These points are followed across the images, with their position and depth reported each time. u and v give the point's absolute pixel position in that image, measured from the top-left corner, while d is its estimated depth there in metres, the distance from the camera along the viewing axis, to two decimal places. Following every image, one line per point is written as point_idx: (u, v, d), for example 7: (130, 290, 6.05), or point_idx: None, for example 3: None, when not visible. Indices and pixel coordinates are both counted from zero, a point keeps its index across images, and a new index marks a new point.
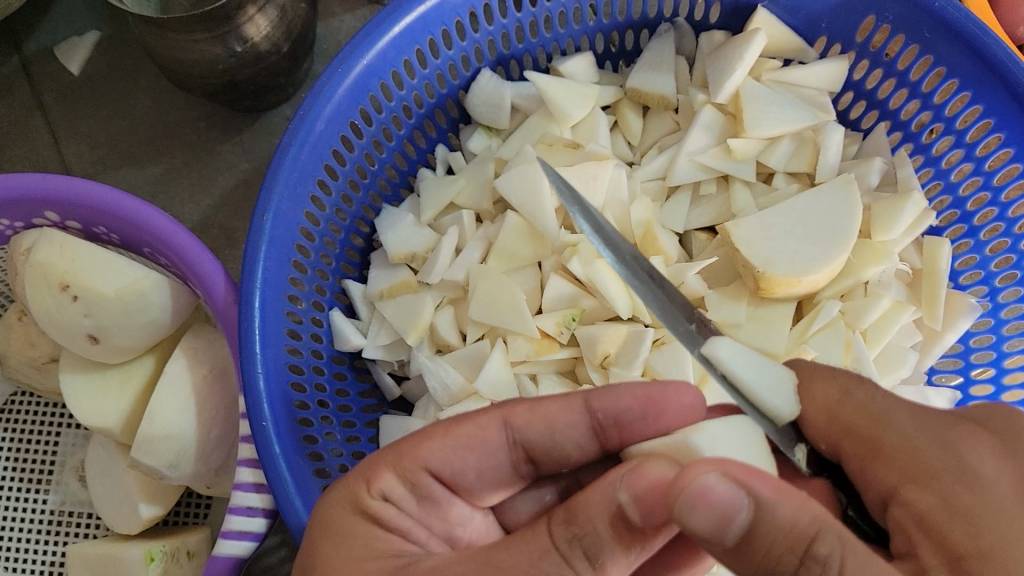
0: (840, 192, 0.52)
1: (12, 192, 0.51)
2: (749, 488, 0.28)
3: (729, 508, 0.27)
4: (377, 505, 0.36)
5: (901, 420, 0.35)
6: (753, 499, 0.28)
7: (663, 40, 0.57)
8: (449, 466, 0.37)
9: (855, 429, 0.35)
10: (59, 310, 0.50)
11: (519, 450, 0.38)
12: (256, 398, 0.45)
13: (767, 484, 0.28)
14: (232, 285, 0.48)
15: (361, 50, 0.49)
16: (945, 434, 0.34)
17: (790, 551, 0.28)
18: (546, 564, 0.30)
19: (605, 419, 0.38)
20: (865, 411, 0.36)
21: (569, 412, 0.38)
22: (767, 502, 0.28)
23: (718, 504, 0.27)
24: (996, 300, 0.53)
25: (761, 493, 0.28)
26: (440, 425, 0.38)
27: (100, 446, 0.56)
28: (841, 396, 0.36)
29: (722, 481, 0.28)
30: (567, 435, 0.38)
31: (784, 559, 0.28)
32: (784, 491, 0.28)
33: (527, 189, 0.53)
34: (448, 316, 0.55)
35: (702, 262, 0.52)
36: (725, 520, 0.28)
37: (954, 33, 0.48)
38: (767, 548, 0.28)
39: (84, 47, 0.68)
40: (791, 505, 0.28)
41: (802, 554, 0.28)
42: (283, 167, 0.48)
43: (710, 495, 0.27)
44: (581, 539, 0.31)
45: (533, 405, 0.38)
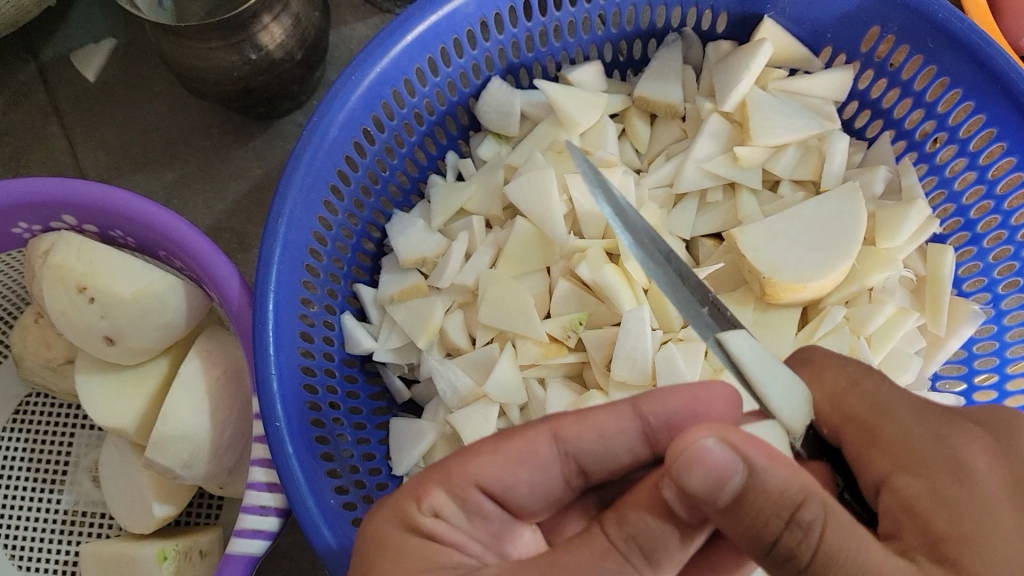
0: (846, 199, 0.53)
1: (31, 197, 0.52)
2: (744, 454, 0.29)
3: (728, 472, 0.29)
4: (428, 522, 0.36)
5: (902, 412, 0.37)
6: (751, 466, 0.30)
7: (671, 50, 0.58)
8: (499, 482, 0.37)
9: (856, 416, 0.37)
10: (76, 312, 0.51)
11: (571, 462, 0.38)
12: (271, 399, 0.46)
13: (763, 452, 0.30)
14: (247, 288, 0.49)
15: (375, 57, 0.50)
16: (941, 428, 0.36)
17: (777, 516, 0.30)
18: (609, 564, 0.31)
19: (657, 422, 0.38)
20: (869, 401, 0.37)
21: (619, 419, 0.38)
22: (760, 469, 0.30)
23: (714, 466, 0.29)
24: (999, 306, 0.53)
25: (755, 459, 0.30)
26: (491, 441, 0.38)
27: (114, 446, 0.57)
28: (849, 385, 0.38)
29: (721, 445, 0.29)
30: (619, 443, 0.38)
31: (772, 522, 0.30)
32: (774, 459, 0.30)
33: (537, 194, 0.54)
34: (458, 320, 0.56)
35: (708, 268, 0.53)
36: (723, 483, 0.29)
37: (958, 44, 0.49)
38: (758, 509, 0.30)
39: (100, 54, 0.69)
40: (782, 473, 0.30)
41: (789, 518, 0.30)
42: (297, 171, 0.49)
43: (707, 457, 0.29)
44: (637, 537, 0.31)
45: (580, 414, 0.38)
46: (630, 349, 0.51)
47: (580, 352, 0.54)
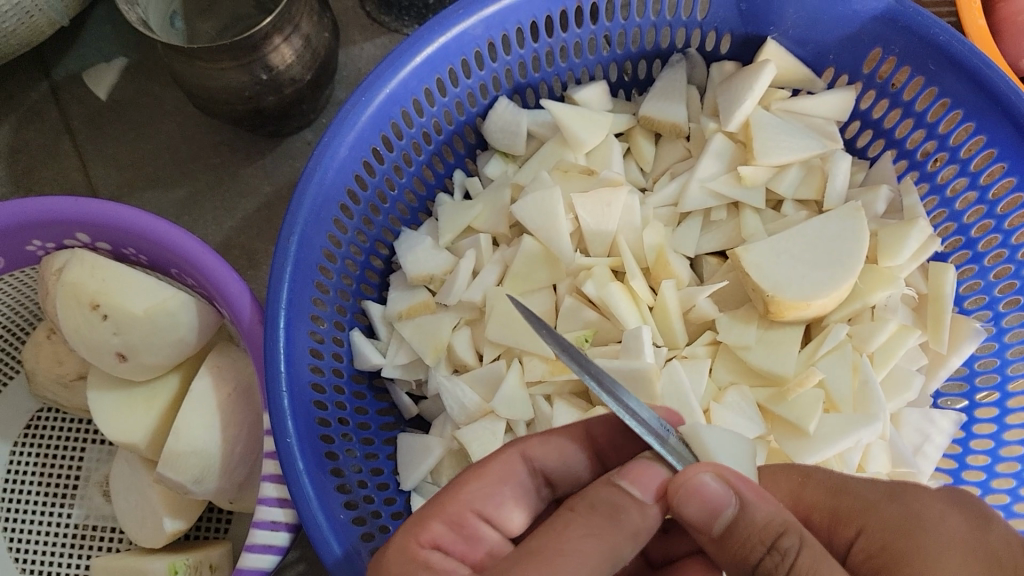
0: (848, 220, 0.53)
1: (45, 215, 0.52)
2: (736, 489, 0.33)
3: (720, 503, 0.32)
4: (429, 553, 0.36)
5: (856, 486, 0.38)
6: (741, 499, 0.33)
7: (675, 70, 0.59)
8: (489, 503, 0.39)
9: (819, 504, 0.38)
10: (89, 329, 0.52)
11: (539, 476, 0.41)
12: (281, 415, 0.47)
13: (749, 490, 0.33)
14: (258, 306, 0.50)
15: (385, 78, 0.51)
16: (895, 490, 0.37)
17: (761, 542, 0.32)
18: (571, 530, 0.32)
19: (602, 443, 0.42)
20: (826, 486, 0.38)
21: (572, 442, 0.42)
22: (749, 502, 0.33)
23: (709, 497, 0.32)
24: (1000, 324, 0.54)
25: (744, 494, 0.33)
26: (468, 471, 0.39)
27: (125, 461, 0.57)
28: (803, 479, 0.39)
29: (716, 479, 0.33)
30: (575, 462, 0.42)
31: (756, 547, 0.32)
32: (763, 499, 0.33)
33: (544, 213, 0.55)
34: (465, 337, 0.57)
35: (712, 286, 0.53)
36: (712, 511, 0.32)
37: (959, 66, 0.50)
38: (745, 537, 0.33)
39: (112, 73, 0.70)
40: (768, 508, 0.33)
41: (771, 545, 0.32)
42: (308, 191, 0.50)
43: (703, 489, 0.32)
44: (599, 507, 0.33)
45: (543, 437, 0.41)
46: (633, 365, 0.50)
47: None
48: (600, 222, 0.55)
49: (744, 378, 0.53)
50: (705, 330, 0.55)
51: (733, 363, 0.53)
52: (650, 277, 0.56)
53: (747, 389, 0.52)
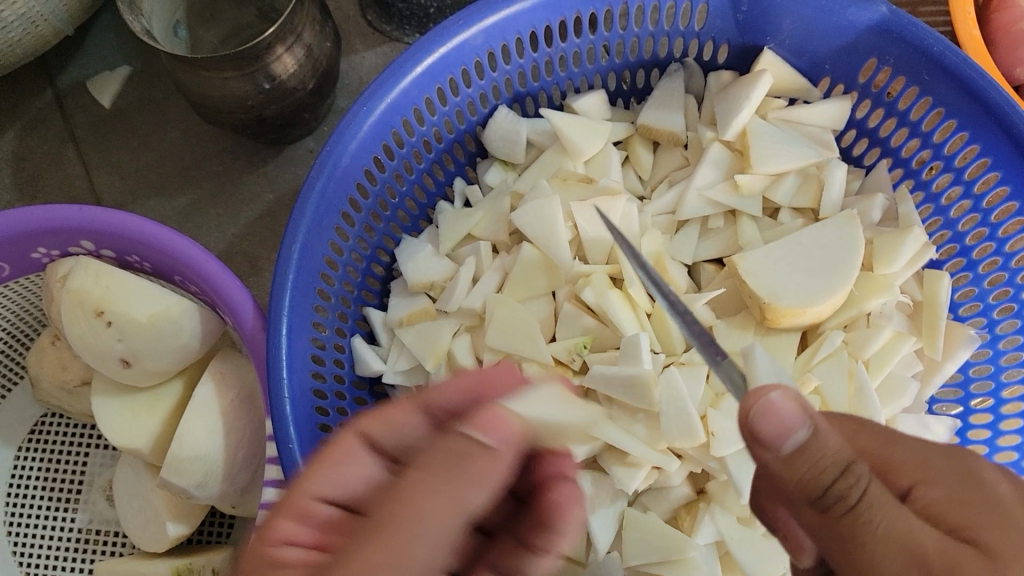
0: (843, 227, 0.54)
1: (50, 223, 0.53)
2: (810, 412, 0.31)
3: (795, 422, 0.31)
4: (282, 549, 0.32)
5: (908, 440, 0.34)
6: (814, 423, 0.31)
7: (673, 80, 0.60)
8: (337, 486, 0.35)
9: (868, 450, 0.34)
10: (93, 335, 0.53)
11: (380, 458, 0.36)
12: (283, 421, 0.47)
13: (819, 417, 0.32)
14: (260, 313, 0.50)
15: (386, 88, 0.52)
16: (949, 450, 0.34)
17: (834, 465, 0.31)
18: (427, 506, 0.29)
19: (441, 413, 0.36)
20: (879, 434, 0.34)
21: (407, 412, 0.36)
22: (821, 428, 0.31)
23: (787, 415, 0.31)
24: (994, 331, 0.55)
25: (816, 420, 0.31)
26: (310, 460, 0.36)
27: (128, 466, 0.58)
28: (856, 425, 0.35)
29: (794, 399, 0.31)
30: (410, 434, 0.36)
31: (828, 470, 0.31)
32: (830, 429, 0.32)
33: (543, 221, 0.55)
34: (465, 343, 0.57)
35: (709, 293, 0.54)
36: (788, 433, 0.31)
37: (953, 77, 0.51)
38: (818, 459, 0.31)
39: (115, 81, 0.71)
40: (837, 438, 0.32)
41: (844, 470, 0.31)
42: (310, 199, 0.50)
43: (783, 408, 0.30)
44: (445, 461, 0.31)
45: (380, 412, 0.37)
46: (631, 371, 0.51)
47: (585, 375, 0.55)
48: (599, 230, 0.56)
49: None
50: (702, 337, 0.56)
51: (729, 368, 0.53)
52: (648, 284, 0.57)
53: None
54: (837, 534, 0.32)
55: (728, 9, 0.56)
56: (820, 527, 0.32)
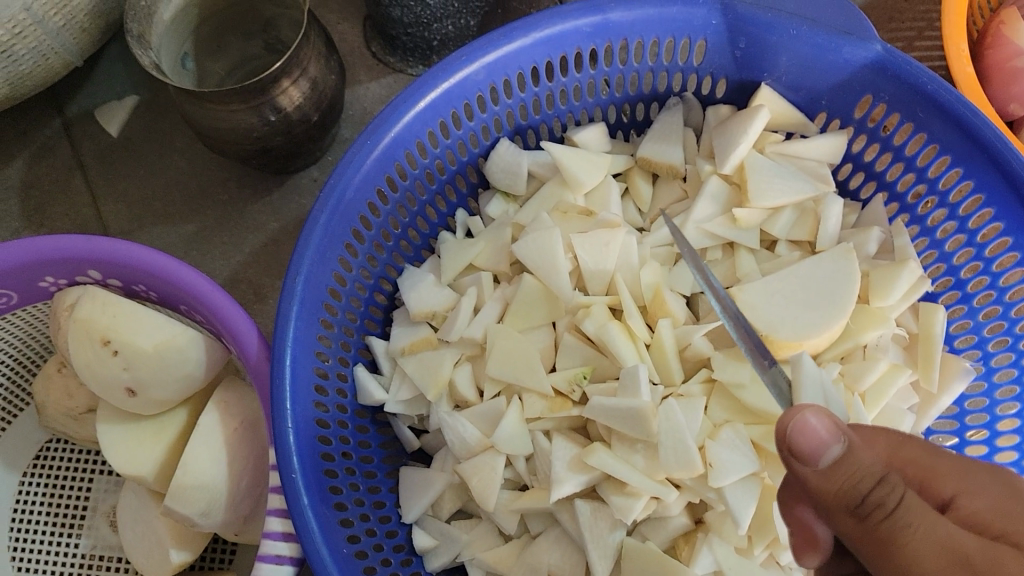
0: (840, 260, 0.55)
1: (58, 253, 0.54)
2: (844, 429, 0.33)
3: (830, 437, 0.32)
4: None
5: (947, 453, 0.36)
6: (847, 438, 0.33)
7: (672, 113, 0.61)
8: None
9: (917, 460, 0.35)
10: (100, 364, 0.53)
11: None
12: (286, 451, 0.48)
13: (851, 434, 0.33)
14: (264, 343, 0.51)
15: (390, 122, 0.53)
16: (987, 464, 0.36)
17: (870, 476, 0.32)
18: None
19: None
20: (923, 446, 0.35)
21: None
22: (854, 443, 0.33)
23: (824, 432, 0.32)
24: (989, 364, 0.55)
25: (850, 436, 0.33)
26: None
27: (132, 493, 0.58)
28: (901, 437, 0.36)
29: (830, 418, 0.32)
30: None
31: (864, 480, 0.32)
32: (863, 445, 0.33)
33: (545, 253, 0.56)
34: (467, 373, 0.58)
35: (707, 324, 0.55)
36: (824, 448, 0.32)
37: (947, 114, 0.52)
38: (855, 471, 0.32)
39: (123, 110, 0.72)
40: (869, 452, 0.33)
41: (880, 479, 0.32)
42: (315, 231, 0.51)
43: (819, 425, 0.32)
44: None
45: None
46: (630, 403, 0.51)
47: (584, 406, 0.55)
48: (598, 261, 0.56)
49: (738, 416, 0.54)
50: (700, 367, 0.56)
51: (727, 401, 0.54)
52: (647, 314, 0.57)
53: (741, 426, 0.53)
54: (876, 542, 0.33)
55: (726, 46, 0.57)
56: (855, 535, 0.34)
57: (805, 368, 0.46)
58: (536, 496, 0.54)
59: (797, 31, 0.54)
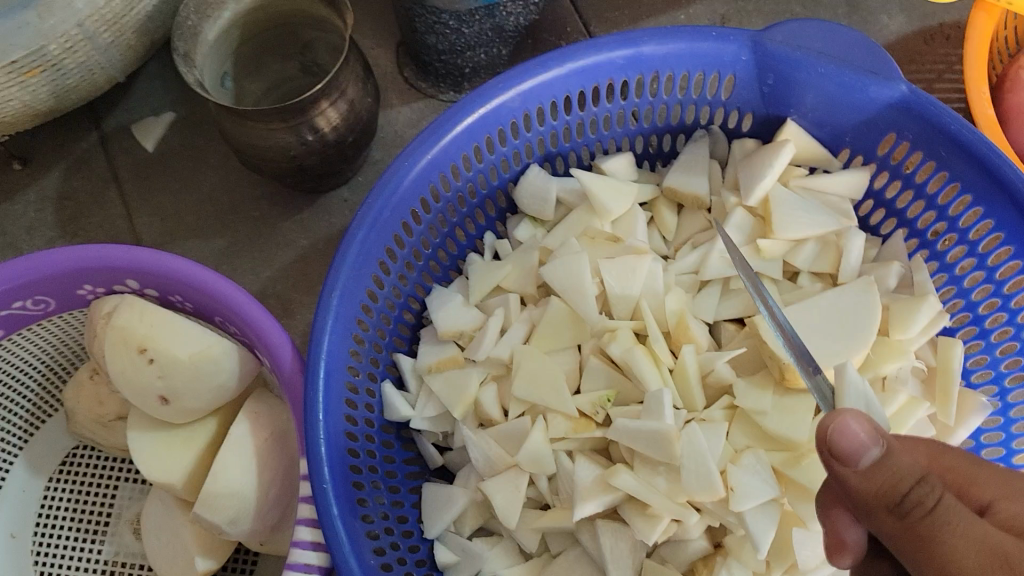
0: (860, 294, 0.56)
1: (98, 262, 0.55)
2: (883, 433, 0.34)
3: (869, 439, 0.34)
4: None
5: (985, 463, 0.37)
6: (887, 441, 0.34)
7: (698, 145, 0.62)
8: None
9: (957, 469, 0.36)
10: (135, 373, 0.55)
11: None
12: (317, 462, 0.49)
13: (891, 439, 0.35)
14: (298, 356, 0.52)
15: (427, 145, 0.54)
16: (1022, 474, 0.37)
17: (909, 475, 0.34)
18: None
19: None
20: (961, 456, 0.37)
21: None
22: (893, 446, 0.34)
23: (862, 433, 0.34)
24: (1005, 399, 0.56)
25: (889, 439, 0.34)
26: None
27: (158, 500, 0.59)
28: (939, 446, 0.37)
29: (869, 422, 0.34)
30: None
31: (904, 479, 0.34)
32: (903, 449, 0.35)
33: (572, 276, 0.58)
34: (492, 392, 0.59)
35: (731, 352, 0.56)
36: (863, 449, 0.34)
37: (969, 153, 0.53)
38: (894, 471, 0.34)
39: (159, 126, 0.74)
40: (909, 456, 0.35)
41: (918, 479, 0.34)
42: (351, 248, 0.53)
43: (858, 427, 0.34)
44: None
45: None
46: (654, 426, 0.53)
47: (607, 428, 0.56)
48: (624, 286, 0.58)
49: (760, 443, 0.54)
50: (722, 393, 0.57)
51: (749, 427, 0.55)
52: (671, 340, 0.59)
53: (762, 452, 0.54)
54: (916, 542, 0.34)
55: (754, 81, 0.58)
56: (897, 536, 0.35)
57: (849, 375, 0.47)
58: (557, 515, 0.55)
59: (825, 69, 0.56)
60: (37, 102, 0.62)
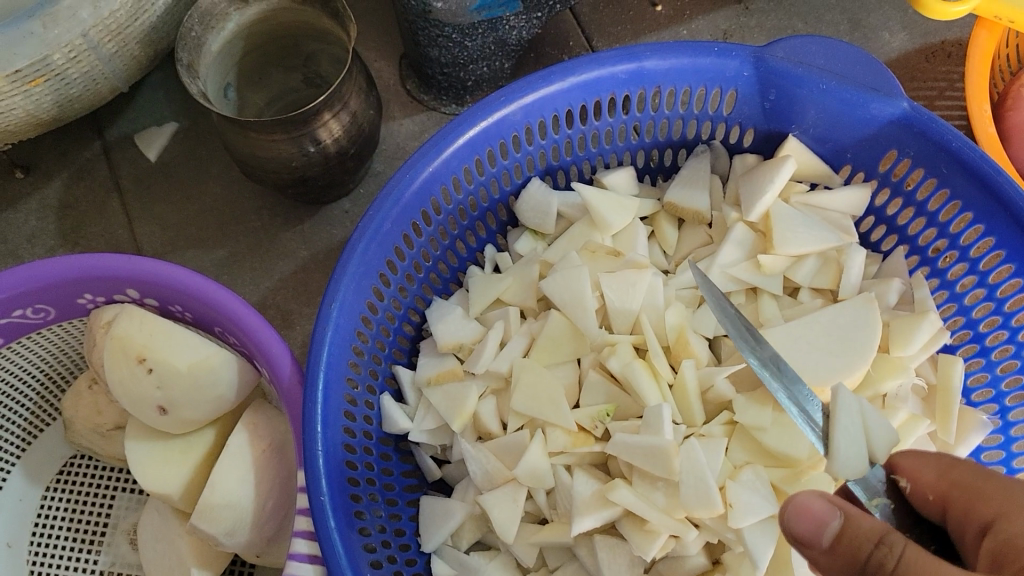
0: (861, 309, 0.56)
1: (99, 271, 0.55)
2: (840, 505, 0.35)
3: (825, 515, 0.34)
4: None
5: (1002, 478, 0.38)
6: (845, 512, 0.34)
7: (700, 160, 0.62)
8: None
9: (962, 483, 0.37)
10: (133, 382, 0.54)
11: None
12: (315, 474, 0.49)
13: (854, 508, 0.35)
14: (297, 367, 0.52)
15: (429, 158, 0.54)
16: None
17: (869, 540, 0.33)
18: None
19: None
20: (972, 470, 0.38)
21: None
22: (853, 514, 0.34)
23: (815, 511, 0.34)
24: (1006, 418, 0.56)
25: (848, 509, 0.35)
26: None
27: (155, 510, 0.59)
28: (953, 461, 0.38)
29: (821, 500, 0.35)
30: None
31: (864, 545, 0.33)
32: (867, 515, 0.35)
33: (573, 291, 0.58)
34: (491, 406, 0.58)
35: (730, 367, 0.56)
36: (821, 525, 0.34)
37: (970, 171, 0.53)
38: (854, 539, 0.34)
39: (162, 136, 0.74)
40: (873, 520, 0.34)
41: (878, 541, 0.33)
42: (352, 260, 0.53)
43: (809, 507, 0.34)
44: None
45: None
46: (652, 441, 0.52)
47: (606, 442, 0.56)
48: (624, 301, 0.58)
49: (760, 459, 0.54)
50: (722, 408, 0.57)
51: (749, 443, 0.55)
52: (670, 355, 0.58)
53: (762, 468, 0.54)
54: None
55: (755, 97, 0.59)
56: None
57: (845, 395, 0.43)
58: (555, 529, 0.54)
59: (827, 86, 0.56)
60: (40, 111, 0.62)
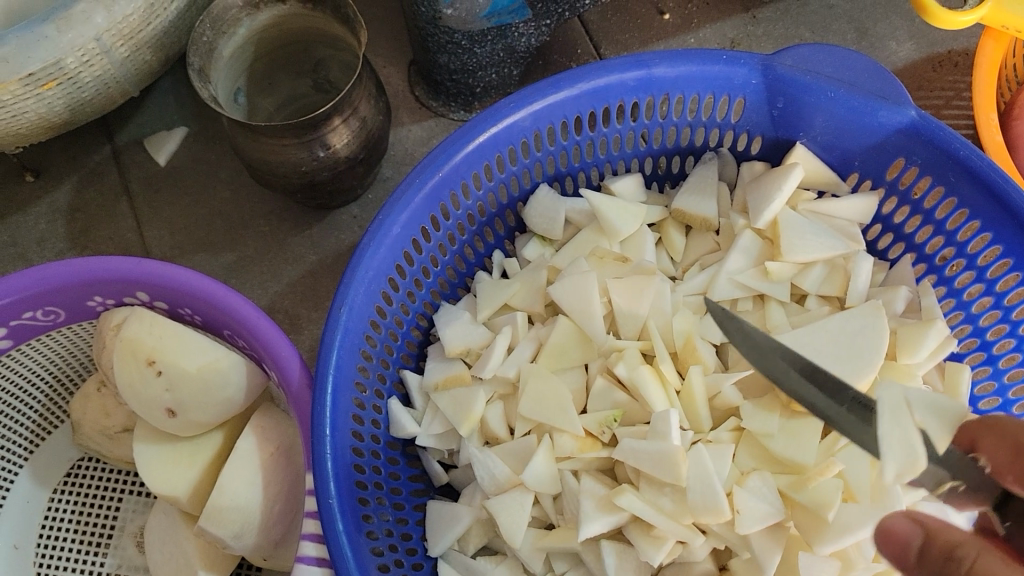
0: (869, 316, 0.56)
1: (109, 274, 0.55)
2: (924, 523, 0.37)
3: (906, 535, 0.37)
4: None
5: None
6: (928, 529, 0.37)
7: (708, 166, 0.63)
8: None
9: None
10: (143, 385, 0.55)
11: None
12: (324, 477, 0.49)
13: (940, 522, 0.37)
14: (305, 370, 0.52)
15: (439, 163, 0.55)
16: None
17: (945, 556, 0.36)
18: None
19: None
20: None
21: None
22: (934, 530, 0.37)
23: (896, 533, 0.37)
24: None
25: (930, 526, 0.37)
26: None
27: (162, 513, 0.59)
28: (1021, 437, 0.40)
29: (903, 519, 0.38)
30: None
31: (937, 559, 0.36)
32: (955, 529, 0.37)
33: (581, 296, 0.58)
34: (498, 411, 0.59)
35: (737, 373, 0.56)
36: (906, 545, 0.37)
37: (979, 179, 0.53)
38: (929, 555, 0.36)
39: (172, 140, 0.75)
40: (959, 534, 0.36)
41: (950, 556, 0.35)
42: (361, 264, 0.53)
43: (890, 528, 0.38)
44: None
45: None
46: (660, 447, 0.52)
47: (613, 447, 0.56)
48: (632, 306, 0.58)
49: (767, 465, 0.54)
50: (730, 414, 0.57)
51: (756, 449, 0.55)
52: (678, 361, 0.59)
53: (769, 475, 0.54)
54: None
55: (764, 105, 0.59)
56: None
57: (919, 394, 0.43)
58: (562, 535, 0.55)
59: (835, 94, 0.56)
60: (52, 114, 0.63)
